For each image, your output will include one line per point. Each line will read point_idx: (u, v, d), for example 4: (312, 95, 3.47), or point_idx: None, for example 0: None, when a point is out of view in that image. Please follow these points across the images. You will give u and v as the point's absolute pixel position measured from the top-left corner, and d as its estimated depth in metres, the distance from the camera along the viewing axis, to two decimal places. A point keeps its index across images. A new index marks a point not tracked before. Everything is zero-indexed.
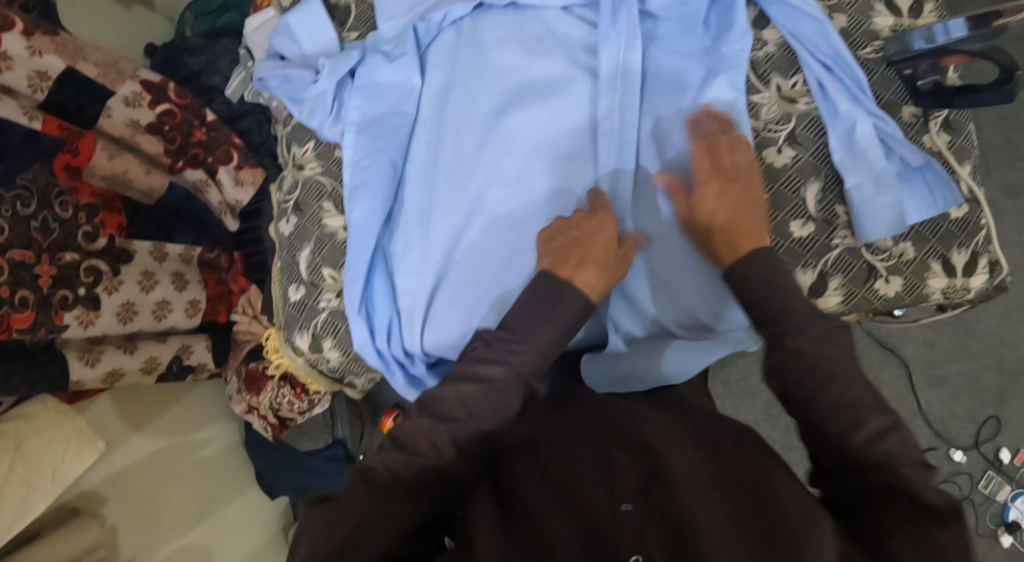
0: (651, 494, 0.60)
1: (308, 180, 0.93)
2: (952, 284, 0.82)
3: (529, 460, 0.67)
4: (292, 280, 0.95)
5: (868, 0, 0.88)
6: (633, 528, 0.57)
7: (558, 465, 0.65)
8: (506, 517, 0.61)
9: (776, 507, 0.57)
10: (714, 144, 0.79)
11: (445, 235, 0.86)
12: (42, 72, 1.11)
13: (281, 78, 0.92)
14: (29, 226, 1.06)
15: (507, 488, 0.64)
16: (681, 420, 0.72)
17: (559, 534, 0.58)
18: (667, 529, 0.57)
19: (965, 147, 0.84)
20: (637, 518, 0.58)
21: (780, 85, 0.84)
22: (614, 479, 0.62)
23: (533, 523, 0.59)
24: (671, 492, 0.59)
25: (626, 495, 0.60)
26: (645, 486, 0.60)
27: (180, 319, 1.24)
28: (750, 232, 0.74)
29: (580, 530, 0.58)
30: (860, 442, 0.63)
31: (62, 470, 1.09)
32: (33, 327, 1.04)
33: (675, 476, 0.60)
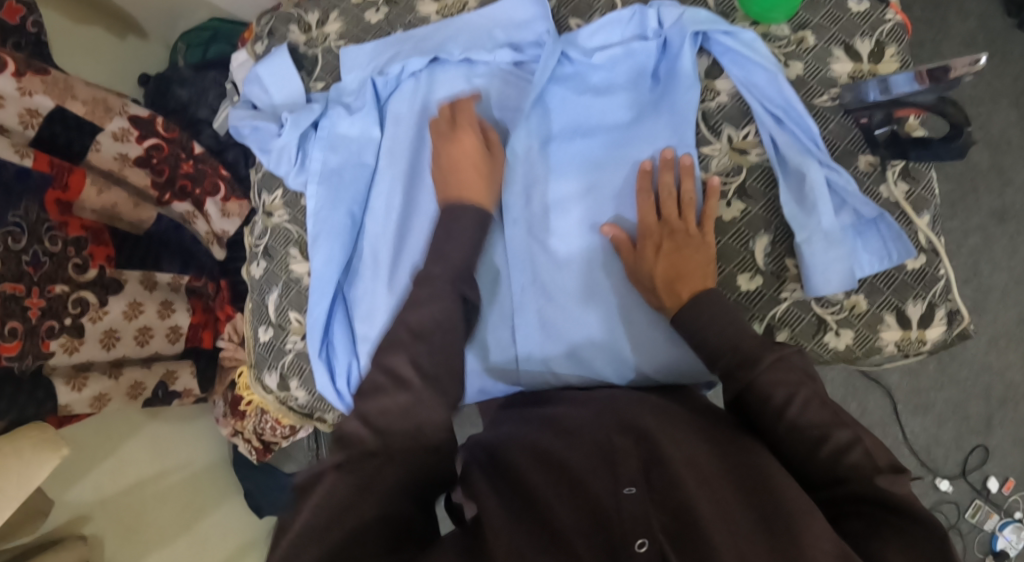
0: (652, 478, 0.65)
1: (275, 227, 0.96)
2: (906, 337, 0.82)
3: (530, 450, 0.73)
4: (261, 321, 0.97)
5: (826, 46, 0.88)
6: (638, 511, 0.62)
7: (559, 453, 0.71)
8: (511, 505, 0.66)
9: (777, 501, 0.61)
10: (661, 197, 0.83)
11: (401, 285, 0.89)
12: (33, 110, 1.11)
13: (251, 128, 0.96)
14: (20, 259, 1.05)
15: (512, 478, 0.69)
16: (675, 405, 0.77)
17: (567, 517, 0.63)
18: (670, 516, 0.61)
19: (924, 196, 0.83)
20: (639, 500, 0.63)
21: (732, 136, 0.85)
22: (617, 465, 0.66)
23: (541, 508, 0.64)
24: (668, 479, 0.63)
25: (629, 480, 0.65)
26: (646, 469, 0.65)
27: (163, 344, 1.27)
28: (694, 273, 0.76)
29: (584, 514, 0.63)
30: (827, 456, 0.64)
31: (26, 476, 0.99)
32: (20, 355, 1.04)
33: (675, 462, 0.65)
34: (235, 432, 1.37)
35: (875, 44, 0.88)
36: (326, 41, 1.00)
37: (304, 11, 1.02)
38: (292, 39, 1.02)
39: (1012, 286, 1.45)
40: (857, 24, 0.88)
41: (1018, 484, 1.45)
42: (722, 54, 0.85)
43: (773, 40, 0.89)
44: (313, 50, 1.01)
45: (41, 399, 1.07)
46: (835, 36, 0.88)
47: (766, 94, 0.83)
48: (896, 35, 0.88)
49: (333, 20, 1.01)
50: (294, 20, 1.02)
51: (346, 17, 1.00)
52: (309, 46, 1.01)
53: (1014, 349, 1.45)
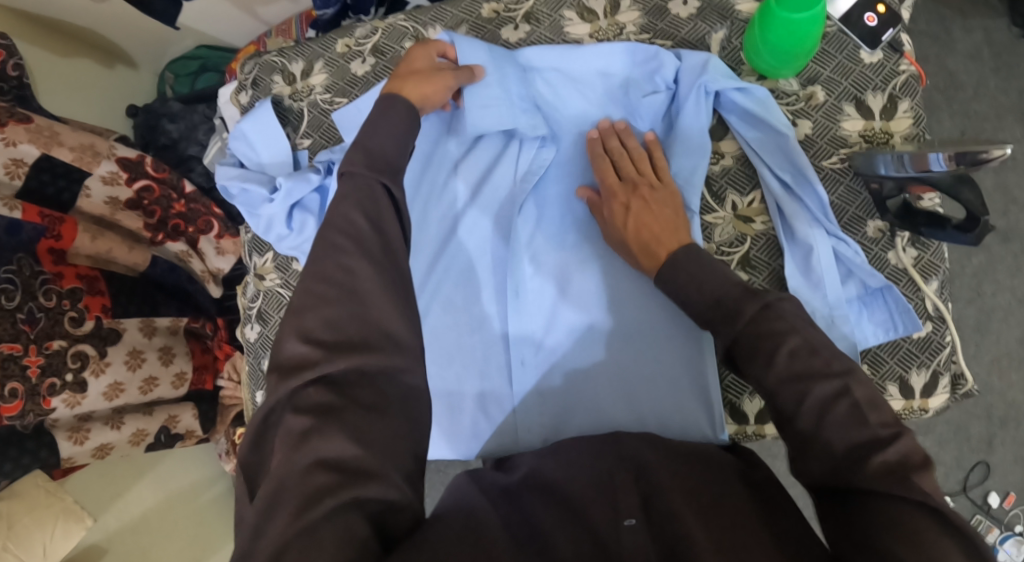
0: (649, 513, 0.66)
1: (268, 290, 0.97)
2: (909, 405, 0.82)
3: (528, 478, 0.72)
4: (258, 386, 0.98)
5: (836, 102, 0.86)
6: (635, 545, 0.63)
7: (560, 483, 0.71)
8: (519, 536, 0.64)
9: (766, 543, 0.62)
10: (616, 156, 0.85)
11: None
12: (19, 159, 1.09)
13: (240, 189, 0.94)
14: (16, 318, 1.01)
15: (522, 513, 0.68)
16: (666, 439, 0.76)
17: (569, 551, 0.63)
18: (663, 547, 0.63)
19: (933, 262, 0.83)
20: (638, 533, 0.64)
21: (736, 204, 0.85)
22: (617, 496, 0.68)
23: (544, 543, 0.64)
24: (668, 512, 0.65)
25: (628, 510, 0.66)
26: (646, 504, 0.67)
27: (167, 391, 1.24)
28: (666, 231, 0.78)
29: (587, 549, 0.63)
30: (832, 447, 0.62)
31: (51, 546, 1.13)
32: (21, 414, 1.02)
33: (674, 497, 0.67)
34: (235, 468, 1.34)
35: (887, 99, 0.85)
36: (312, 94, 0.98)
37: (287, 61, 1.00)
38: (277, 91, 1.00)
39: (1015, 305, 1.44)
40: (869, 77, 0.86)
41: (1018, 499, 1.43)
42: (731, 112, 0.86)
43: (782, 95, 0.87)
44: (298, 103, 0.99)
45: (43, 459, 1.07)
46: (847, 91, 0.86)
47: (775, 157, 0.83)
48: (910, 89, 0.85)
49: (319, 71, 0.99)
50: (279, 71, 1.00)
51: (331, 68, 0.98)
52: (294, 98, 0.99)
53: (1016, 370, 1.44)
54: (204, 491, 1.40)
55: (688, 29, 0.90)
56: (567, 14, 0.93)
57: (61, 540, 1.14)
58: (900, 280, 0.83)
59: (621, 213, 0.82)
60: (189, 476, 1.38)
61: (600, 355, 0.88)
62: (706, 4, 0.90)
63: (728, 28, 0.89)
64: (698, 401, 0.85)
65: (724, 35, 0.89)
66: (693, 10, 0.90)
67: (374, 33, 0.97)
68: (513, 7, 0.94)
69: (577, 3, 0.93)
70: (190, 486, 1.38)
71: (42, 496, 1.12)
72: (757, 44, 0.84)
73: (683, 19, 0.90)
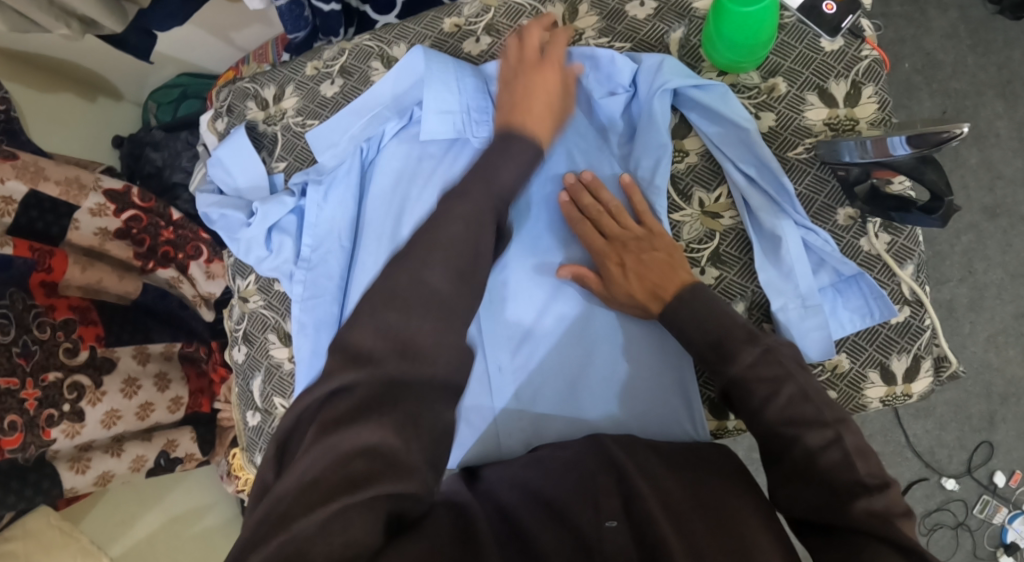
0: (631, 512, 0.67)
1: (252, 312, 0.97)
2: (892, 392, 0.82)
3: (517, 489, 0.73)
4: (248, 406, 0.99)
5: (799, 92, 0.86)
6: (618, 545, 0.64)
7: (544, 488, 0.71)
8: (499, 531, 0.66)
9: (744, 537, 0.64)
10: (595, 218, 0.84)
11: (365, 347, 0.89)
12: (7, 197, 1.12)
13: (218, 215, 0.94)
14: (11, 353, 1.03)
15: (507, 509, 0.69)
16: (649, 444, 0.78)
17: (555, 549, 0.64)
18: (644, 550, 0.63)
19: (906, 246, 0.83)
20: (620, 533, 0.65)
21: (703, 200, 0.86)
22: (599, 501, 0.68)
23: (524, 542, 0.64)
24: (647, 515, 0.66)
25: (610, 513, 0.67)
26: (627, 506, 0.67)
27: (163, 415, 1.26)
28: (666, 276, 0.77)
29: (570, 545, 0.64)
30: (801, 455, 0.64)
31: None
32: (22, 447, 1.04)
33: (652, 500, 0.67)
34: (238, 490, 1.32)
35: (850, 85, 0.85)
36: (283, 118, 0.98)
37: (259, 87, 1.00)
38: (251, 117, 1.00)
39: (1007, 281, 1.43)
40: (831, 65, 0.86)
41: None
42: (692, 109, 0.86)
43: (743, 89, 0.87)
44: (271, 127, 0.99)
45: (45, 489, 1.08)
46: (808, 80, 0.86)
47: (737, 150, 0.83)
48: (873, 74, 0.85)
49: (289, 95, 0.99)
50: (252, 97, 1.00)
51: (301, 91, 0.98)
52: (267, 123, 0.99)
53: (1013, 345, 1.43)
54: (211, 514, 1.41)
55: (647, 30, 0.90)
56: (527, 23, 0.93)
57: None
58: (874, 267, 0.82)
59: (619, 274, 0.81)
60: (193, 505, 1.39)
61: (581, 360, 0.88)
62: (663, 4, 0.90)
63: (686, 27, 0.90)
64: (679, 399, 0.86)
65: (682, 34, 0.90)
66: (651, 11, 0.91)
67: (341, 55, 0.97)
68: (473, 20, 0.94)
69: (535, 12, 0.93)
70: (195, 514, 1.38)
71: (57, 535, 1.13)
72: (713, 39, 0.84)
73: (641, 20, 0.90)
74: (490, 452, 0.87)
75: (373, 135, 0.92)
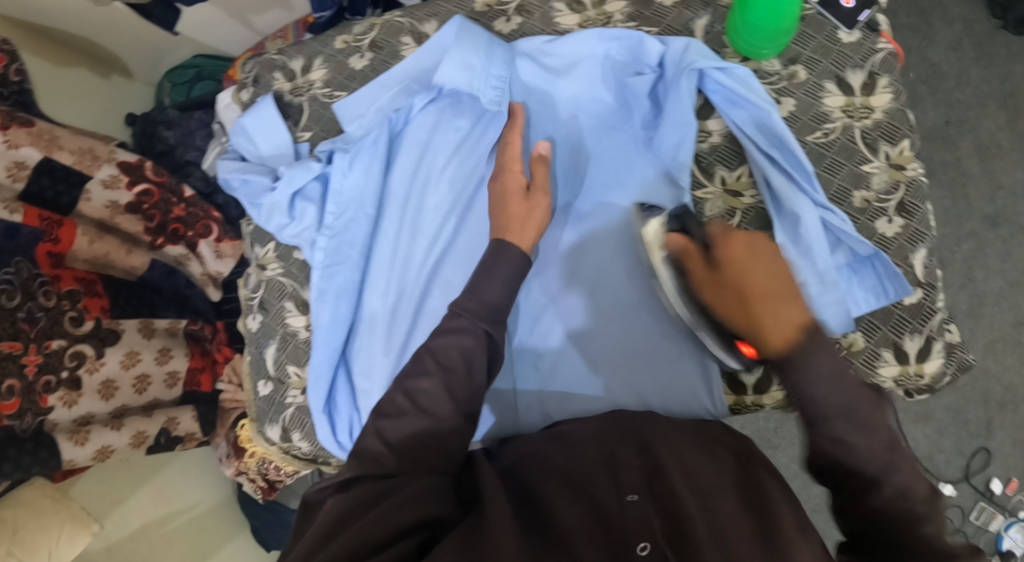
0: (653, 486, 0.66)
1: (270, 280, 0.98)
2: (905, 371, 0.83)
3: (536, 466, 0.73)
4: (260, 376, 0.99)
5: (818, 80, 0.88)
6: (641, 514, 0.63)
7: (564, 465, 0.71)
8: (518, 509, 0.67)
9: (767, 517, 0.65)
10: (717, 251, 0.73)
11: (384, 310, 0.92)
12: (20, 162, 1.09)
13: (241, 181, 0.96)
14: (16, 317, 1.01)
15: (523, 490, 0.70)
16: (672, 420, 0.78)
17: (575, 523, 0.64)
18: (669, 521, 0.63)
19: (919, 230, 0.84)
20: (643, 506, 0.64)
21: (725, 177, 0.88)
22: (620, 473, 0.67)
23: (544, 519, 0.65)
24: (672, 491, 0.65)
25: (632, 487, 0.66)
26: (649, 479, 0.67)
27: (161, 390, 1.24)
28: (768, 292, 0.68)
29: (592, 519, 0.64)
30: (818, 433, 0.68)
31: (57, 552, 1.06)
32: (20, 414, 1.00)
33: (676, 475, 0.67)
34: (238, 472, 1.32)
35: (867, 75, 0.87)
36: (311, 89, 1.01)
37: (287, 58, 1.02)
38: (277, 87, 1.02)
39: (1007, 290, 1.45)
40: (848, 56, 0.88)
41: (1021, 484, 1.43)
42: (716, 91, 0.87)
43: (764, 75, 0.89)
44: (298, 98, 1.01)
45: (44, 460, 1.03)
46: (826, 69, 0.88)
47: (758, 131, 0.85)
48: (888, 66, 0.87)
49: (318, 67, 1.01)
50: (279, 68, 1.02)
51: (330, 64, 1.00)
52: (294, 94, 1.01)
53: (1011, 353, 1.44)
54: (198, 506, 1.37)
55: (672, 17, 0.92)
56: (557, 5, 0.95)
57: (67, 545, 1.08)
58: (889, 248, 0.84)
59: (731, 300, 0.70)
60: (185, 488, 1.36)
61: (598, 333, 0.90)
62: None
63: (711, 14, 0.92)
64: (699, 373, 0.87)
65: (707, 21, 0.92)
66: None
67: (371, 29, 1.00)
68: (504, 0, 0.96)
69: None
70: (189, 495, 1.36)
71: (48, 502, 1.08)
72: (737, 23, 0.86)
73: (668, 6, 0.92)
74: (510, 428, 0.91)
75: (402, 106, 0.95)
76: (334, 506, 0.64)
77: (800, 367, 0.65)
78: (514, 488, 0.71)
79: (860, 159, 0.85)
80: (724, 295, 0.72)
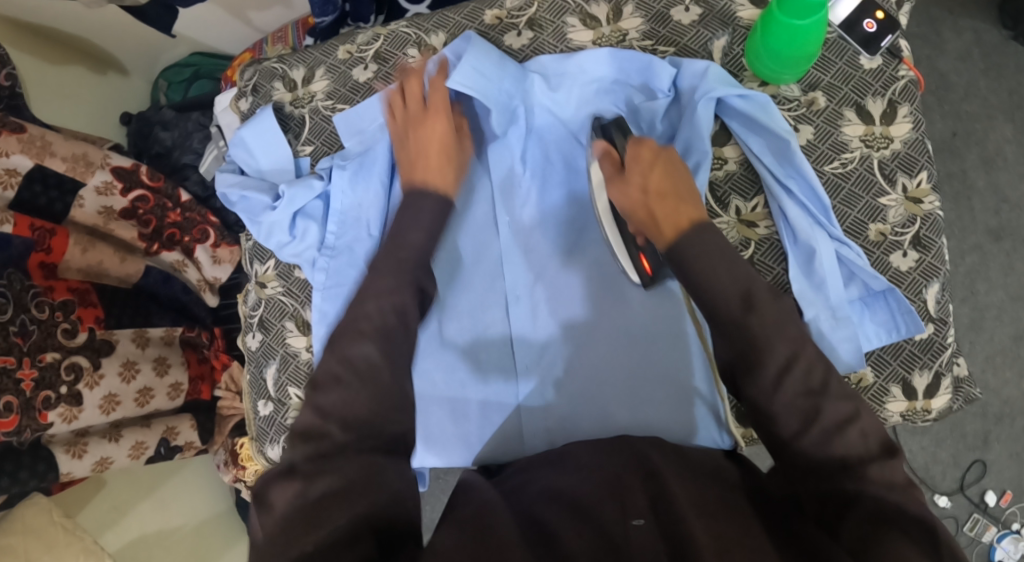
0: (658, 510, 0.63)
1: (270, 298, 0.96)
2: (912, 407, 0.82)
3: (544, 494, 0.70)
4: (260, 395, 0.98)
5: (837, 107, 0.86)
6: (644, 540, 0.60)
7: (571, 488, 0.69)
8: (525, 535, 0.63)
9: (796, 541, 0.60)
10: (637, 153, 0.83)
11: None
12: (11, 170, 1.07)
13: (241, 197, 0.93)
14: (8, 331, 0.99)
15: (529, 515, 0.67)
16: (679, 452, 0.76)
17: (578, 546, 0.61)
18: (673, 544, 0.59)
19: (934, 265, 0.83)
20: (647, 531, 0.61)
21: (740, 208, 0.86)
22: (626, 499, 0.65)
23: (549, 540, 0.62)
24: (677, 513, 0.62)
25: (637, 512, 0.64)
26: (655, 504, 0.64)
27: (162, 402, 1.22)
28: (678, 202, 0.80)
29: (595, 542, 0.61)
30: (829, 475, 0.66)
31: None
32: (18, 430, 0.99)
33: (681, 497, 0.65)
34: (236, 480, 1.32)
35: (887, 104, 0.85)
36: (313, 101, 0.98)
37: (288, 68, 0.99)
38: (278, 98, 0.99)
39: (1008, 303, 1.44)
40: (869, 82, 0.86)
41: (1015, 497, 1.43)
42: (733, 116, 0.85)
43: (783, 101, 0.87)
44: (299, 110, 0.98)
45: (42, 472, 1.04)
46: (847, 96, 0.86)
47: (775, 159, 0.83)
48: (909, 94, 0.85)
49: (319, 77, 0.98)
50: (279, 77, 0.99)
51: (333, 74, 0.97)
52: (295, 105, 0.99)
53: (1010, 367, 1.44)
54: (192, 520, 1.34)
55: (690, 36, 0.90)
56: (570, 19, 0.92)
57: None
58: (902, 283, 0.83)
59: (637, 193, 0.82)
60: (191, 499, 1.36)
61: (601, 359, 0.89)
62: (708, 11, 0.90)
63: (729, 35, 0.89)
64: (707, 402, 0.86)
65: (726, 42, 0.89)
66: (695, 17, 0.90)
67: (376, 40, 0.97)
68: (515, 14, 0.93)
69: (579, 9, 0.92)
70: (190, 505, 1.35)
71: (59, 533, 1.07)
72: (757, 49, 0.84)
73: (685, 25, 0.90)
74: (515, 450, 0.90)
75: None
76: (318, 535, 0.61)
77: (686, 252, 0.77)
78: (527, 523, 0.65)
79: (877, 191, 0.84)
80: (629, 191, 0.83)
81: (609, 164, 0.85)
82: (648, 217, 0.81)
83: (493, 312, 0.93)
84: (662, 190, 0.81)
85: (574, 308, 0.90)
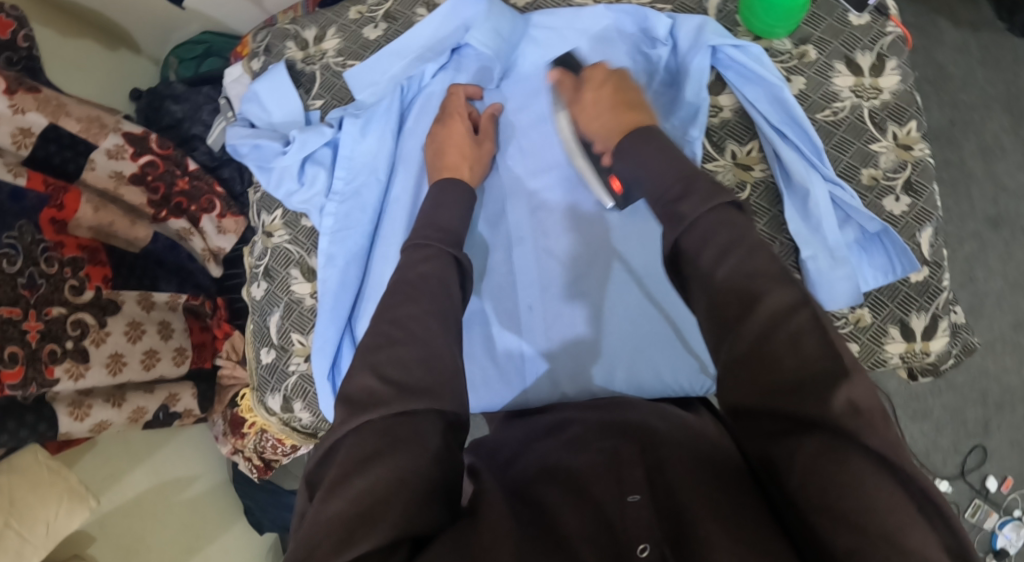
0: (657, 488, 0.62)
1: (276, 247, 0.98)
2: (911, 349, 0.84)
3: (534, 466, 0.69)
4: (263, 343, 0.99)
5: (829, 59, 0.88)
6: (642, 518, 0.59)
7: (565, 463, 0.68)
8: (516, 511, 0.63)
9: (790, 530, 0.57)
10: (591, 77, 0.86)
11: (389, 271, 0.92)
12: (26, 128, 1.07)
13: (252, 146, 0.96)
14: (16, 283, 0.98)
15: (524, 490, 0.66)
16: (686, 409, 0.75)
17: (574, 527, 0.60)
18: (669, 522, 0.59)
19: (927, 210, 0.84)
20: (644, 508, 0.60)
21: (736, 152, 0.89)
22: (622, 473, 0.64)
23: (548, 521, 0.61)
24: (672, 484, 0.62)
25: (633, 487, 0.62)
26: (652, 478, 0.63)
27: (168, 368, 1.21)
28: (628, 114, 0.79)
29: (592, 521, 0.60)
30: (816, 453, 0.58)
31: (54, 526, 1.04)
32: (24, 383, 0.97)
33: (678, 468, 0.63)
34: (234, 450, 1.33)
35: (876, 57, 0.88)
36: (324, 58, 1.01)
37: (301, 28, 1.03)
38: (289, 56, 1.02)
39: (1008, 290, 1.44)
40: (859, 37, 0.88)
41: (1016, 483, 1.42)
42: (728, 66, 0.88)
43: (775, 54, 0.89)
44: (310, 66, 1.01)
45: (41, 432, 1.02)
46: (837, 50, 0.88)
47: (770, 106, 0.86)
48: (897, 49, 0.88)
49: (331, 36, 1.02)
50: (292, 37, 1.03)
51: (344, 33, 1.01)
52: (306, 62, 1.02)
53: (1009, 353, 1.43)
54: (191, 491, 1.35)
55: None
56: None
57: (66, 520, 1.05)
58: (897, 226, 0.85)
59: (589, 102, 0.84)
60: (187, 464, 1.36)
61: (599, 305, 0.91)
62: None
63: None
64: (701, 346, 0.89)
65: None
66: None
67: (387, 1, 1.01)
68: None
69: None
70: (185, 475, 1.35)
71: (43, 473, 1.05)
72: (752, 3, 0.87)
73: None
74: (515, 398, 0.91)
75: (414, 74, 0.96)
76: (347, 460, 0.62)
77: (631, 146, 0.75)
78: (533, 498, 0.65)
79: (869, 138, 0.86)
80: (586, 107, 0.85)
81: (568, 88, 0.89)
82: (604, 123, 0.82)
83: (494, 259, 0.95)
84: (618, 99, 0.81)
85: (577, 249, 0.92)
